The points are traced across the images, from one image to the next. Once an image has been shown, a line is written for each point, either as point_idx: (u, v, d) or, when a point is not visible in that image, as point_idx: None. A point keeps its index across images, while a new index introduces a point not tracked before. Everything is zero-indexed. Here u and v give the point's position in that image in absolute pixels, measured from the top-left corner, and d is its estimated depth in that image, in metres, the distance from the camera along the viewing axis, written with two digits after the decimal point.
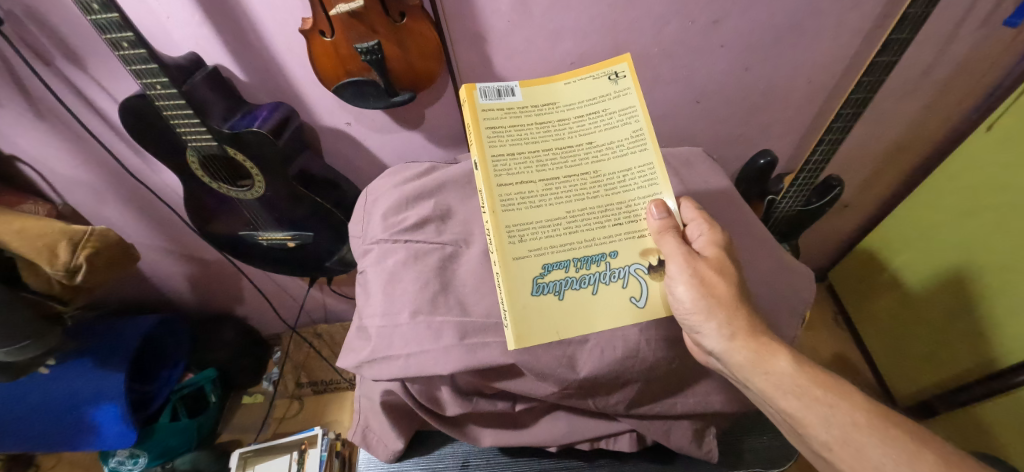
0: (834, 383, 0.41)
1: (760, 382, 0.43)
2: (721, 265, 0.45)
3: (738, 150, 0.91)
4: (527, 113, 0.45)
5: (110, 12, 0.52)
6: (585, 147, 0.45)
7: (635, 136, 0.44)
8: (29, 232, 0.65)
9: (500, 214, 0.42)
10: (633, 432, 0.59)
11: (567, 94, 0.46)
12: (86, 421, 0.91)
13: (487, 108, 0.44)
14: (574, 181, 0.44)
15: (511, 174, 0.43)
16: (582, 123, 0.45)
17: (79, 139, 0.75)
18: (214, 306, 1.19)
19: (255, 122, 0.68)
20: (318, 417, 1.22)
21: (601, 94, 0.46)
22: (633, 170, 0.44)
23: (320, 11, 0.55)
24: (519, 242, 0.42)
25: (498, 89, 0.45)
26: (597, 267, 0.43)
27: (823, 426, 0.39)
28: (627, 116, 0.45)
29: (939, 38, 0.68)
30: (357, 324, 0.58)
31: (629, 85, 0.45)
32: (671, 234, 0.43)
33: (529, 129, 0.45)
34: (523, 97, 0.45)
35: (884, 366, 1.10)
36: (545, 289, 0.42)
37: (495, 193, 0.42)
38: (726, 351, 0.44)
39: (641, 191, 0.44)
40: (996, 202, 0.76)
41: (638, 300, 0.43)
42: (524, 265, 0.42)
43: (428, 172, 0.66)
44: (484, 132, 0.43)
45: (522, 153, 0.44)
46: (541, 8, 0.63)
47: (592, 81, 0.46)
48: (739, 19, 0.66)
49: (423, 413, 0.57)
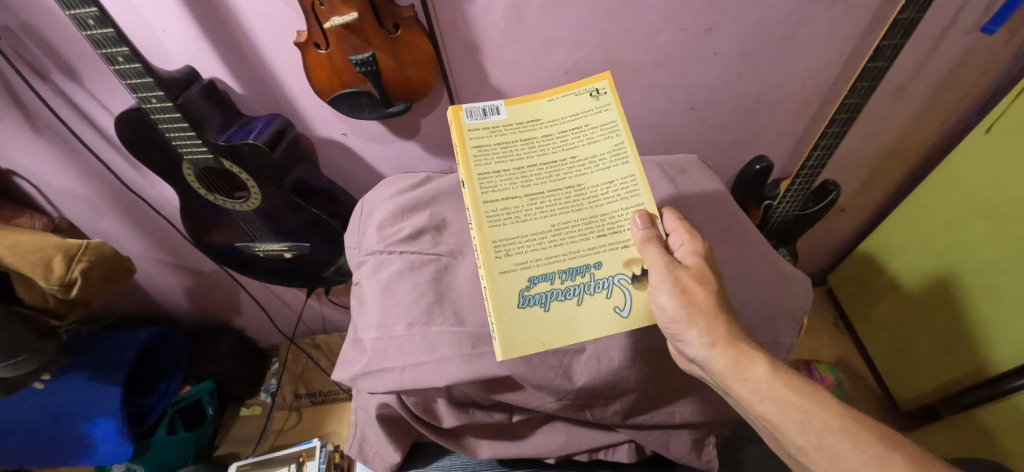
0: (810, 388, 0.40)
1: (740, 389, 0.41)
2: (702, 274, 0.44)
3: (733, 156, 0.91)
4: (511, 131, 0.46)
5: (106, 27, 0.52)
6: (569, 162, 0.45)
7: (618, 149, 0.45)
8: (23, 248, 0.64)
9: (486, 230, 0.42)
10: (632, 442, 0.59)
11: (551, 110, 0.47)
12: (81, 436, 0.90)
13: (473, 128, 0.45)
14: (559, 195, 0.44)
15: (497, 191, 0.43)
16: (566, 138, 0.46)
17: (76, 154, 0.75)
18: (211, 317, 1.18)
19: (251, 134, 0.68)
20: (316, 429, 1.21)
21: (584, 109, 0.46)
22: (617, 182, 0.44)
23: (315, 24, 0.56)
24: (505, 256, 0.42)
25: (482, 108, 0.46)
26: (582, 278, 0.43)
27: (799, 431, 0.39)
28: (609, 130, 0.45)
29: (931, 43, 0.69)
30: (352, 337, 0.57)
31: (610, 101, 0.46)
32: (653, 244, 0.42)
33: (514, 146, 0.45)
34: (507, 115, 0.46)
35: (885, 370, 1.09)
36: (531, 301, 0.42)
37: (481, 210, 0.42)
38: (707, 358, 0.43)
39: (625, 203, 0.44)
40: (992, 205, 0.77)
41: (622, 310, 0.43)
42: (510, 279, 0.42)
43: (422, 183, 0.66)
44: (470, 151, 0.44)
45: (507, 170, 0.44)
46: (534, 19, 0.63)
47: (574, 97, 0.47)
48: (732, 27, 0.66)
49: (420, 426, 0.57)
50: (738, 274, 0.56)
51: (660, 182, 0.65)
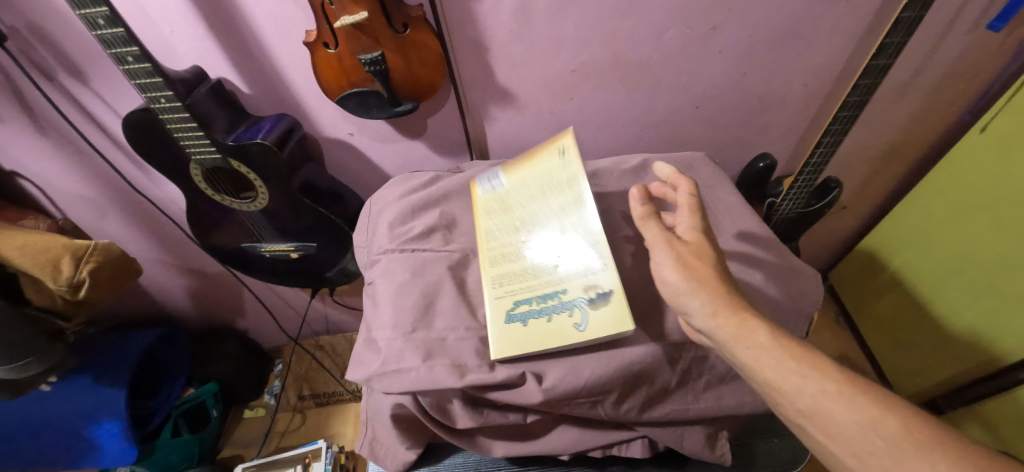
0: (811, 355, 0.39)
1: (743, 356, 0.41)
2: (701, 249, 0.46)
3: (737, 154, 0.91)
4: (507, 194, 0.59)
5: (116, 27, 0.52)
6: (546, 211, 0.55)
7: (580, 196, 0.53)
8: (31, 247, 0.64)
9: (486, 267, 0.55)
10: (646, 437, 0.58)
11: (532, 172, 0.59)
12: (85, 440, 0.89)
13: (483, 196, 0.61)
14: (539, 238, 0.54)
15: (495, 238, 0.56)
16: (540, 193, 0.56)
17: (82, 154, 0.75)
18: (214, 319, 1.17)
19: (259, 133, 0.68)
20: (321, 430, 1.20)
21: (555, 168, 0.57)
22: (580, 221, 0.52)
23: (324, 23, 0.56)
24: (500, 286, 0.53)
25: (490, 180, 0.62)
26: (552, 300, 0.49)
27: (798, 396, 0.38)
28: (573, 181, 0.54)
29: (932, 40, 0.70)
30: (365, 336, 0.57)
31: (574, 157, 0.55)
32: (651, 220, 0.49)
33: (507, 206, 0.58)
34: (505, 181, 0.61)
35: (888, 365, 1.10)
36: (515, 318, 0.50)
37: (485, 254, 0.56)
38: (710, 328, 0.43)
39: (589, 238, 0.51)
40: (994, 200, 0.78)
41: (580, 325, 0.47)
42: (501, 302, 0.51)
43: (432, 181, 0.67)
44: (480, 215, 0.59)
45: (502, 225, 0.57)
46: (541, 17, 0.63)
47: (546, 157, 0.58)
48: (737, 25, 0.67)
49: (436, 428, 0.56)
50: (748, 269, 0.56)
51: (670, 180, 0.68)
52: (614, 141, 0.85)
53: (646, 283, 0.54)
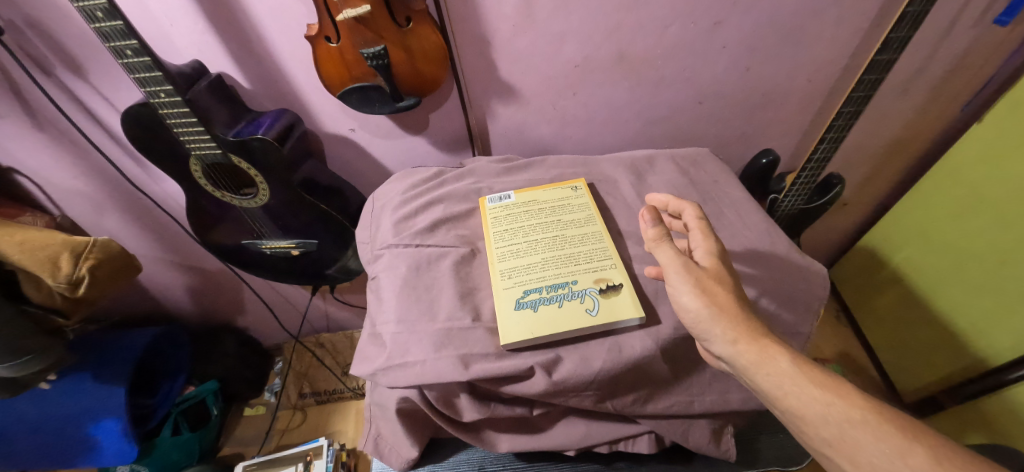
0: (834, 382, 0.40)
1: (765, 384, 0.41)
2: (718, 274, 0.46)
3: (740, 150, 0.91)
4: (518, 206, 0.62)
5: (115, 20, 0.51)
6: (556, 223, 0.59)
7: (588, 217, 0.60)
8: (30, 245, 0.64)
9: (496, 263, 0.56)
10: (652, 433, 0.58)
11: (544, 194, 0.63)
12: (84, 438, 0.88)
13: (493, 207, 0.62)
14: (548, 244, 0.57)
15: (505, 239, 0.58)
16: (552, 210, 0.61)
17: (80, 151, 0.74)
18: (214, 317, 1.17)
19: (260, 129, 0.67)
20: (322, 428, 1.19)
21: (567, 196, 0.63)
22: (589, 235, 0.57)
23: (326, 16, 0.55)
24: (508, 279, 0.54)
25: (499, 195, 0.63)
26: (562, 289, 0.52)
27: (822, 423, 0.38)
28: (583, 207, 0.61)
29: (936, 35, 0.69)
30: (368, 331, 0.56)
31: (584, 194, 0.63)
32: (664, 242, 0.49)
33: (518, 214, 0.61)
34: (515, 198, 0.63)
35: (888, 362, 1.10)
36: (525, 305, 0.51)
37: (494, 252, 0.57)
38: (731, 355, 0.43)
39: (597, 247, 0.56)
40: (996, 196, 0.77)
41: (592, 310, 0.50)
42: (511, 292, 0.53)
43: (435, 177, 0.68)
44: (489, 221, 0.60)
45: (512, 228, 0.59)
46: (544, 12, 0.63)
47: (559, 188, 0.64)
48: (740, 20, 0.67)
49: (440, 420, 0.56)
50: (754, 265, 0.56)
51: (674, 176, 0.67)
52: (616, 137, 0.84)
53: (652, 279, 0.54)
